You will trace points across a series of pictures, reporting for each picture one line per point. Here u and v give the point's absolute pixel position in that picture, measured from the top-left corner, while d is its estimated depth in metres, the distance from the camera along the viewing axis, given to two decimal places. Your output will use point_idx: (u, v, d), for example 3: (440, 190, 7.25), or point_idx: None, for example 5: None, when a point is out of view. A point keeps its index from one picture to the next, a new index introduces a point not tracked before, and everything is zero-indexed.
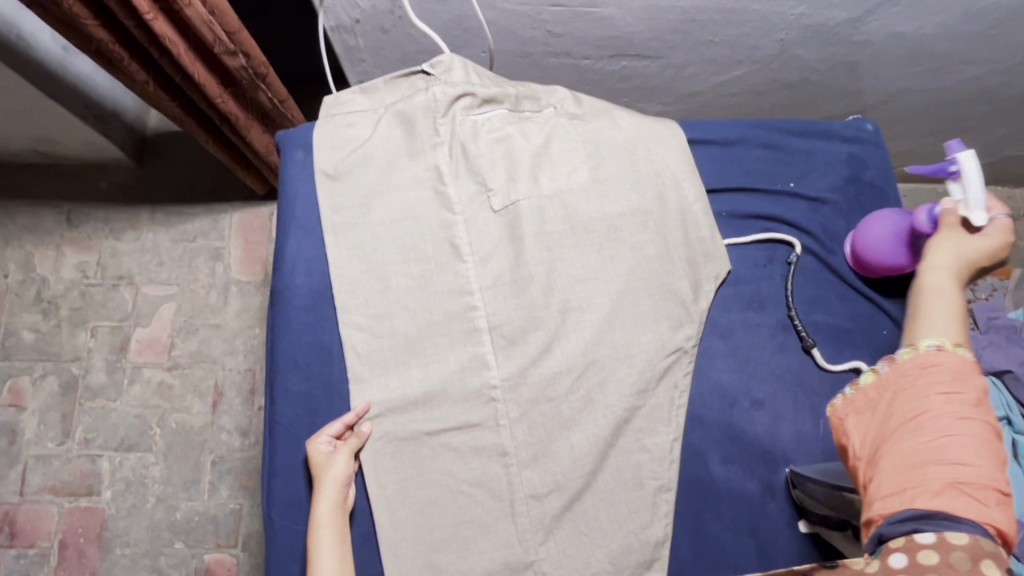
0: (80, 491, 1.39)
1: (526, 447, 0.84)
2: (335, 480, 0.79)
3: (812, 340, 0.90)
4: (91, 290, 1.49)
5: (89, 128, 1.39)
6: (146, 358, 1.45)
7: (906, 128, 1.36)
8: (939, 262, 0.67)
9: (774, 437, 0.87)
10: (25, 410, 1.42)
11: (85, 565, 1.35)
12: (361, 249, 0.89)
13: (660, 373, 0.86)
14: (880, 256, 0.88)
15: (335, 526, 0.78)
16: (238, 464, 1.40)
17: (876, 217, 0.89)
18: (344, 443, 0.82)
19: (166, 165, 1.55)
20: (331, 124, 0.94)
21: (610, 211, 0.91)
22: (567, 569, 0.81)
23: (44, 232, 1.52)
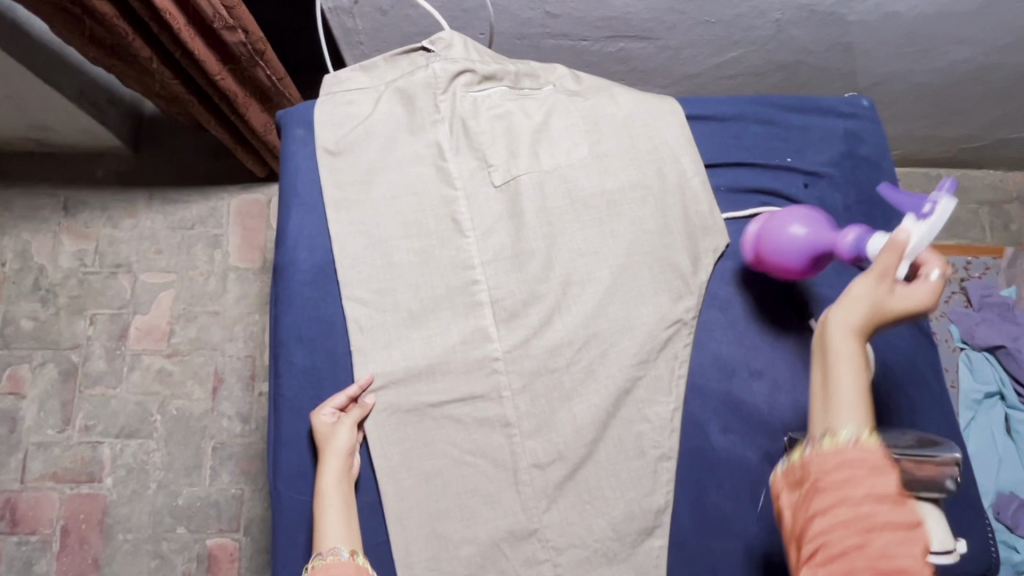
0: (81, 478, 1.39)
1: (528, 418, 0.85)
2: (338, 450, 0.80)
3: (809, 312, 0.91)
4: (89, 278, 1.49)
5: (85, 114, 1.39)
6: (146, 345, 1.46)
7: (900, 110, 1.37)
8: (861, 312, 0.61)
9: (773, 407, 0.88)
10: (25, 397, 1.43)
11: (87, 552, 1.36)
12: (364, 224, 0.90)
13: (659, 345, 0.87)
14: (782, 258, 0.83)
15: (340, 494, 0.79)
16: (239, 449, 1.41)
17: (795, 218, 0.82)
18: (347, 414, 0.83)
19: (164, 152, 1.55)
20: (332, 102, 0.95)
21: (609, 186, 0.92)
22: (571, 537, 0.82)
23: (41, 220, 1.51)
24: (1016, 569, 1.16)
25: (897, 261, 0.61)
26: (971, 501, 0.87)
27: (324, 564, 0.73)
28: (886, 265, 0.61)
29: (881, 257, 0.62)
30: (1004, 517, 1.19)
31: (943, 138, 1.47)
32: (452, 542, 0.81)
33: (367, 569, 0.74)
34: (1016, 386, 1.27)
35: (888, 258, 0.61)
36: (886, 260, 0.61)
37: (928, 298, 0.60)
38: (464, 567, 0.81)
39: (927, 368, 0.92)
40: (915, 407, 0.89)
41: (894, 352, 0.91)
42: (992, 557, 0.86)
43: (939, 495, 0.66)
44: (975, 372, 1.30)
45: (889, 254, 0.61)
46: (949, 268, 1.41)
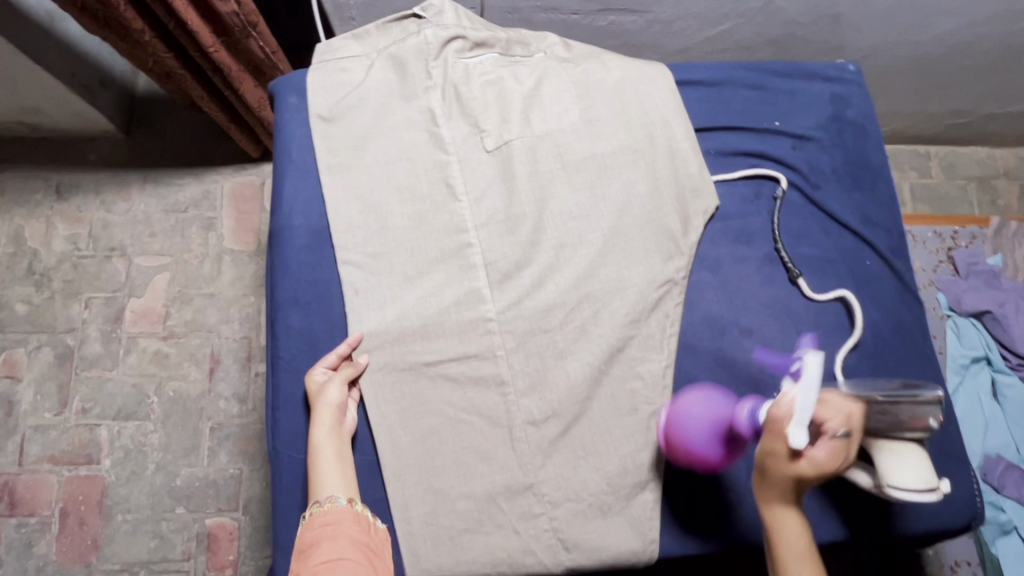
0: (79, 460, 1.39)
1: (522, 377, 0.86)
2: (329, 406, 0.81)
3: (798, 271, 0.93)
4: (84, 262, 1.49)
5: (77, 97, 1.38)
6: (141, 328, 1.46)
7: (889, 85, 1.38)
8: (780, 488, 0.70)
9: (764, 364, 0.90)
10: (21, 381, 1.43)
11: (87, 533, 1.35)
12: (357, 188, 0.91)
13: (652, 304, 0.89)
14: (694, 439, 0.83)
15: (334, 448, 0.81)
16: (236, 429, 1.41)
17: (690, 405, 0.84)
18: (338, 371, 0.84)
19: (157, 136, 1.55)
20: (324, 69, 0.95)
21: (600, 150, 0.93)
22: (565, 492, 0.84)
23: (34, 205, 1.51)
24: (1003, 529, 1.18)
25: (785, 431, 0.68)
26: (954, 453, 0.89)
27: (322, 510, 0.74)
28: (774, 439, 0.69)
29: (766, 433, 0.69)
30: (991, 479, 1.21)
31: (930, 114, 1.49)
32: (449, 498, 0.83)
33: (366, 516, 0.75)
34: (1002, 351, 1.30)
35: (773, 432, 0.69)
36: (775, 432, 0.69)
37: (823, 457, 0.67)
38: (461, 522, 0.83)
39: (914, 325, 0.94)
40: (902, 361, 0.91)
41: (882, 311, 0.93)
42: (977, 508, 0.89)
43: (920, 434, 0.70)
44: (961, 338, 1.32)
45: (774, 425, 0.69)
46: (937, 238, 1.43)
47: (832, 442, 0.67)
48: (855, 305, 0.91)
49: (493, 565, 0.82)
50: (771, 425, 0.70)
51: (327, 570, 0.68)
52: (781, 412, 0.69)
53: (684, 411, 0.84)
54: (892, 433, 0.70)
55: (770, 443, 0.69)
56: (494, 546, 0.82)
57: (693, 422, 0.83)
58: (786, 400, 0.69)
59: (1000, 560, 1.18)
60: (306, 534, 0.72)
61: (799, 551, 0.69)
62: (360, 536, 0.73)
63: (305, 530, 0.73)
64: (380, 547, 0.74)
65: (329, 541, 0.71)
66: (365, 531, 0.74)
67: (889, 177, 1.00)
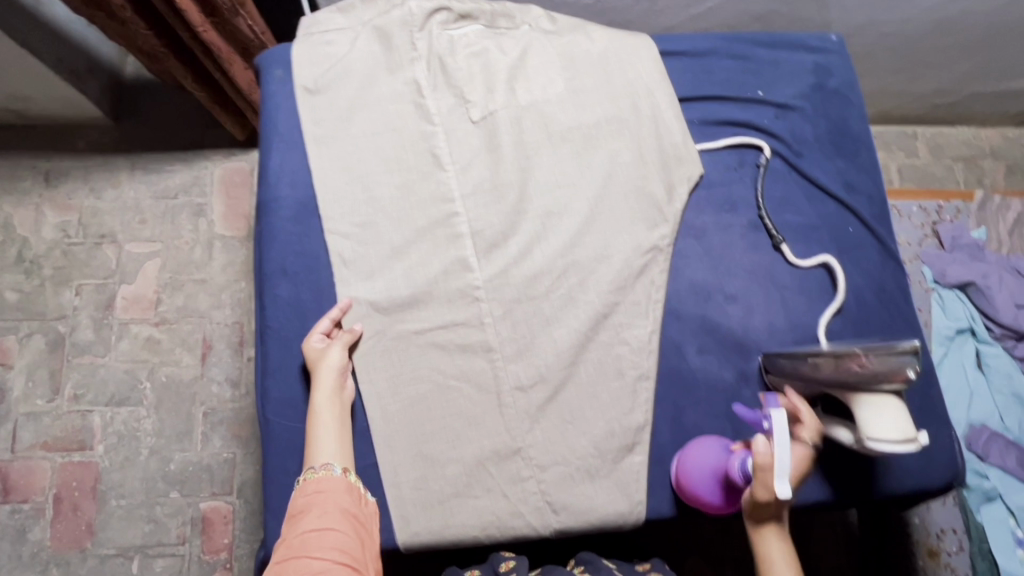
0: (73, 446, 1.33)
1: (510, 343, 0.87)
2: (331, 369, 0.82)
3: (781, 238, 0.94)
4: (74, 249, 1.42)
5: (65, 83, 1.33)
6: (132, 315, 1.39)
7: (870, 66, 1.36)
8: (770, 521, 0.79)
9: (747, 329, 0.91)
10: (13, 368, 1.36)
11: (82, 518, 1.30)
12: (344, 158, 0.91)
13: (637, 271, 0.90)
14: (702, 490, 0.81)
15: (335, 415, 0.82)
16: (230, 414, 1.35)
17: (688, 478, 0.82)
18: (335, 338, 0.84)
19: (145, 123, 1.50)
20: (310, 42, 0.96)
21: (585, 121, 0.94)
22: (554, 456, 0.85)
23: (23, 191, 1.44)
24: (986, 496, 1.20)
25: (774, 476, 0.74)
26: (934, 413, 0.91)
27: (315, 477, 0.76)
28: (761, 490, 0.75)
29: (759, 486, 0.75)
30: (975, 447, 1.22)
31: (918, 94, 1.47)
32: (439, 462, 0.84)
33: (358, 487, 0.77)
34: (986, 322, 1.30)
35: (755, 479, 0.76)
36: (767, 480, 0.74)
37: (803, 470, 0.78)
38: (451, 486, 0.84)
39: (895, 288, 0.95)
40: (883, 323, 0.93)
41: (863, 276, 0.94)
42: (958, 466, 0.90)
43: (897, 386, 0.71)
44: (946, 310, 1.33)
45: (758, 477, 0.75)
46: (922, 213, 1.45)
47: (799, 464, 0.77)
48: (838, 270, 0.93)
49: (482, 528, 0.83)
50: (759, 477, 0.75)
51: (316, 537, 0.70)
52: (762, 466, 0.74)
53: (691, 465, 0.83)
54: (867, 386, 0.71)
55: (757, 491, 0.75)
56: (484, 509, 0.83)
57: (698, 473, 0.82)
58: (766, 455, 0.73)
59: (985, 526, 1.19)
60: (298, 499, 0.74)
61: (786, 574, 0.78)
62: (350, 507, 0.74)
63: (297, 495, 0.74)
64: (368, 519, 0.75)
65: (319, 510, 0.72)
66: (356, 503, 0.75)
67: (871, 145, 1.01)
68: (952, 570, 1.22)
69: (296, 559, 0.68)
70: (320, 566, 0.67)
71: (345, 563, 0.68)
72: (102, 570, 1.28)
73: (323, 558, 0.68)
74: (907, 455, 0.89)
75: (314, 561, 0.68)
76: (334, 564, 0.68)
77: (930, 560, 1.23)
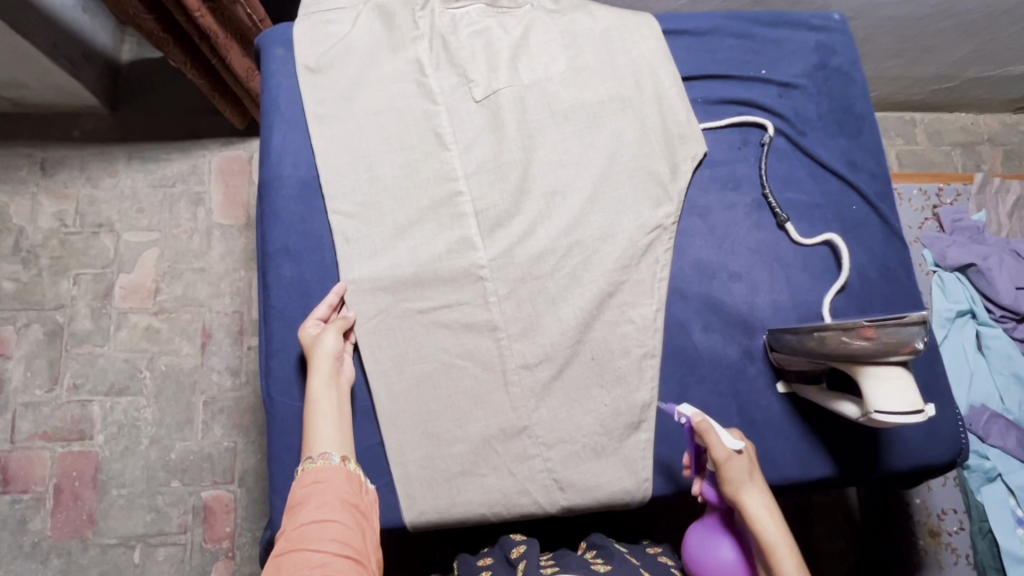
0: (72, 436, 1.32)
1: (515, 322, 0.87)
2: (326, 354, 0.81)
3: (785, 216, 0.94)
4: (71, 239, 1.41)
5: (58, 68, 1.31)
6: (132, 304, 1.38)
7: (871, 50, 1.35)
8: (755, 494, 0.77)
9: (752, 307, 0.91)
10: (11, 358, 1.35)
11: (82, 507, 1.29)
12: (347, 138, 0.91)
13: (642, 250, 0.89)
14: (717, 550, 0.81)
15: (331, 400, 0.80)
16: (230, 403, 1.35)
17: (690, 549, 0.84)
18: (331, 323, 0.84)
19: (141, 111, 1.48)
20: (311, 21, 0.95)
21: (588, 99, 0.94)
22: (559, 434, 0.85)
23: (18, 181, 1.43)
24: (987, 476, 1.20)
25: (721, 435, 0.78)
26: (938, 389, 0.91)
27: (314, 467, 0.73)
28: (719, 451, 0.78)
29: (714, 446, 0.78)
30: (976, 428, 1.22)
31: (916, 79, 1.47)
32: (445, 441, 0.84)
33: (358, 475, 0.74)
34: (987, 304, 1.30)
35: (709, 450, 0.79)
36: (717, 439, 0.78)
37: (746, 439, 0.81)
38: (457, 465, 0.84)
39: (899, 266, 0.95)
40: (887, 300, 0.93)
41: (867, 254, 0.95)
42: (962, 443, 0.91)
43: (905, 356, 0.71)
44: (947, 292, 1.33)
45: (708, 441, 0.78)
46: (922, 196, 1.44)
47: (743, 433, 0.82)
48: (842, 248, 0.93)
49: (489, 506, 0.83)
50: (711, 439, 0.78)
51: (316, 529, 0.66)
52: (703, 428, 0.79)
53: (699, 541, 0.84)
54: (881, 356, 0.72)
55: (719, 456, 0.77)
56: (491, 487, 0.84)
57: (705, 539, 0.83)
58: (697, 415, 0.80)
59: (984, 505, 1.19)
60: (296, 490, 0.71)
61: (791, 553, 0.74)
62: (351, 496, 0.71)
63: (296, 487, 0.71)
64: (369, 510, 0.72)
65: (318, 501, 0.69)
66: (355, 492, 0.72)
67: (875, 123, 1.01)
68: (953, 549, 1.23)
69: (294, 552, 0.64)
70: (319, 558, 0.63)
71: (347, 555, 0.65)
72: (104, 559, 1.27)
73: (323, 549, 0.64)
74: (911, 431, 0.89)
75: (313, 554, 0.64)
76: (336, 556, 0.64)
77: (931, 540, 1.23)
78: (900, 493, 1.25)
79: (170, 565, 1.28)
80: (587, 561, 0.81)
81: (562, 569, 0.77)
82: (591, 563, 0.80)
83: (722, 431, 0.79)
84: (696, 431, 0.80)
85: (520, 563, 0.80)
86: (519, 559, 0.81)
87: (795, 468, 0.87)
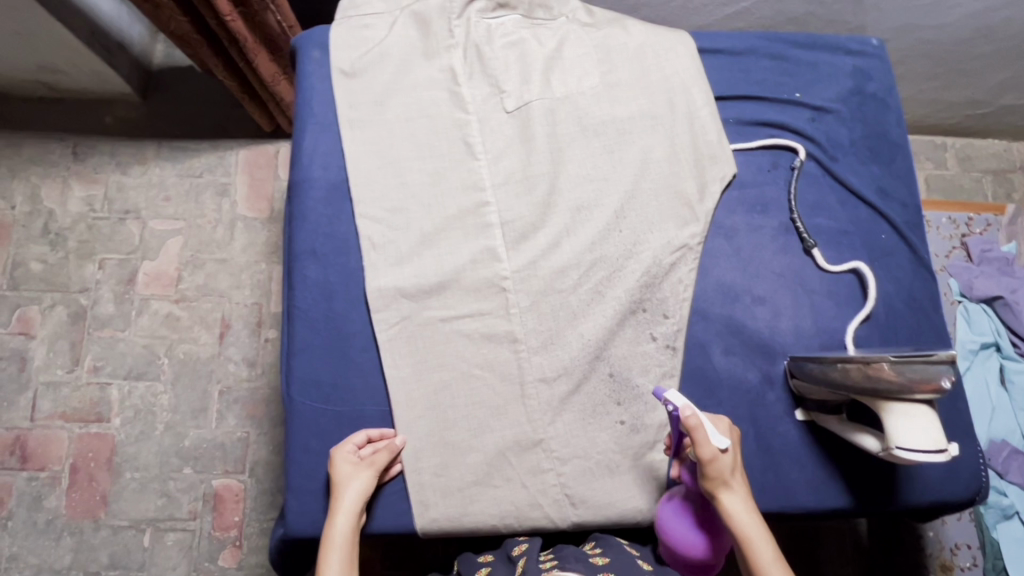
0: (90, 418, 1.34)
1: (536, 335, 0.87)
2: (356, 494, 0.79)
3: (813, 242, 0.93)
4: (98, 223, 1.43)
5: (94, 56, 1.34)
6: (153, 291, 1.40)
7: (907, 73, 1.32)
8: (735, 492, 0.76)
9: (774, 331, 0.91)
10: (35, 338, 1.37)
11: (96, 488, 1.31)
12: (377, 143, 0.91)
13: (666, 269, 0.89)
14: (685, 531, 0.79)
15: (348, 547, 0.77)
16: (245, 394, 1.36)
17: (661, 520, 0.82)
18: (370, 459, 0.81)
19: (171, 102, 1.50)
20: (348, 25, 0.95)
21: (619, 115, 0.94)
22: (573, 449, 0.85)
23: (49, 165, 1.45)
24: (1004, 513, 1.18)
25: (707, 437, 0.75)
26: (960, 424, 0.90)
27: None
28: (705, 451, 0.75)
29: (699, 446, 0.75)
30: (996, 464, 1.20)
31: (950, 104, 1.44)
32: (460, 450, 0.84)
33: None
34: (1013, 339, 1.27)
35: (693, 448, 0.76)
36: (704, 440, 0.75)
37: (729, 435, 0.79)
38: (471, 474, 0.84)
39: (926, 298, 0.94)
40: (912, 332, 0.92)
41: (894, 284, 0.94)
42: (981, 481, 0.89)
43: (932, 394, 0.70)
44: (972, 324, 1.30)
45: (695, 439, 0.75)
46: (951, 224, 1.42)
47: (727, 426, 0.80)
48: (869, 277, 0.92)
49: (500, 517, 0.84)
50: (697, 439, 0.75)
51: None
52: (692, 425, 0.75)
53: (671, 521, 0.81)
54: (903, 394, 0.71)
55: (706, 457, 0.75)
56: (503, 498, 0.84)
57: (677, 517, 0.81)
58: (688, 412, 0.76)
59: (999, 543, 1.17)
60: None
61: (769, 547, 0.75)
62: None
63: None
64: None
65: None
66: None
67: (908, 151, 1.00)
68: None
69: None
70: None
71: None
72: (115, 540, 1.29)
73: None
74: (931, 467, 0.88)
75: None
76: None
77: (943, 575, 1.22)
78: (912, 525, 1.24)
79: (178, 550, 1.30)
80: (586, 553, 0.80)
81: (561, 563, 0.77)
82: (589, 556, 0.79)
83: (708, 428, 0.76)
84: (683, 426, 0.76)
85: (521, 561, 0.79)
86: (520, 557, 0.80)
87: (810, 497, 0.86)
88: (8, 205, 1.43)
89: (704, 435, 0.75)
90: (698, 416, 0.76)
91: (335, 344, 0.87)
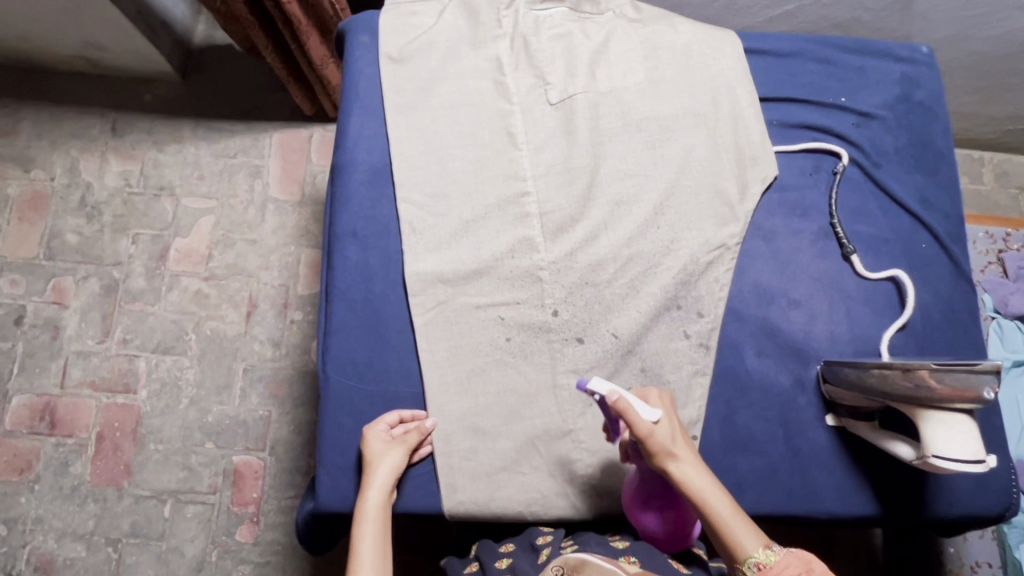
0: (117, 388, 1.37)
1: (570, 326, 0.88)
2: (388, 470, 0.80)
3: (852, 247, 0.93)
4: (134, 199, 1.46)
5: (138, 34, 1.36)
6: (184, 268, 1.43)
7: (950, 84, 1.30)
8: (683, 460, 0.75)
9: (809, 336, 0.90)
10: (68, 308, 1.40)
11: (120, 458, 1.34)
12: (421, 129, 0.92)
13: (702, 267, 0.90)
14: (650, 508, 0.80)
15: (380, 521, 0.78)
16: (269, 372, 1.38)
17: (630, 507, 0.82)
18: (401, 438, 0.82)
19: (209, 83, 1.52)
20: (397, 12, 0.97)
21: (663, 112, 0.94)
22: (602, 441, 0.86)
23: (89, 139, 1.48)
24: None
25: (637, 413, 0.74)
26: (994, 438, 0.89)
27: None
28: (639, 426, 0.74)
29: (631, 424, 0.74)
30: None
31: (991, 117, 1.41)
32: (490, 437, 0.85)
33: None
34: None
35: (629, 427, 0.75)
36: (635, 417, 0.74)
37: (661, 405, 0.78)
38: (499, 460, 0.85)
39: (964, 309, 0.93)
40: (949, 343, 0.91)
41: (933, 295, 0.93)
42: (1013, 498, 0.88)
43: (973, 405, 0.70)
44: (1005, 341, 1.28)
45: (628, 419, 0.74)
46: (988, 239, 1.39)
47: (662, 396, 0.79)
48: (907, 286, 0.91)
49: (527, 505, 0.84)
50: (627, 418, 0.74)
51: None
52: (622, 407, 0.74)
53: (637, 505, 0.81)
54: (945, 402, 0.70)
55: (642, 432, 0.74)
56: (529, 486, 0.85)
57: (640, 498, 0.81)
58: (614, 393, 0.74)
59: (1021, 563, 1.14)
60: None
61: (727, 505, 0.74)
62: None
63: None
64: None
65: None
66: None
67: (952, 161, 0.99)
68: None
69: None
70: None
71: None
72: (136, 509, 1.32)
73: None
74: (962, 479, 0.88)
75: None
76: None
77: None
78: (933, 539, 1.23)
79: (197, 523, 1.32)
80: (607, 539, 0.81)
81: (583, 547, 0.78)
82: (610, 540, 0.80)
83: (638, 403, 0.75)
84: (614, 410, 0.75)
85: (544, 550, 0.79)
86: (544, 547, 0.80)
87: (837, 502, 0.86)
88: (48, 177, 1.46)
89: (632, 409, 0.74)
90: (623, 393, 0.75)
91: (371, 325, 0.88)
